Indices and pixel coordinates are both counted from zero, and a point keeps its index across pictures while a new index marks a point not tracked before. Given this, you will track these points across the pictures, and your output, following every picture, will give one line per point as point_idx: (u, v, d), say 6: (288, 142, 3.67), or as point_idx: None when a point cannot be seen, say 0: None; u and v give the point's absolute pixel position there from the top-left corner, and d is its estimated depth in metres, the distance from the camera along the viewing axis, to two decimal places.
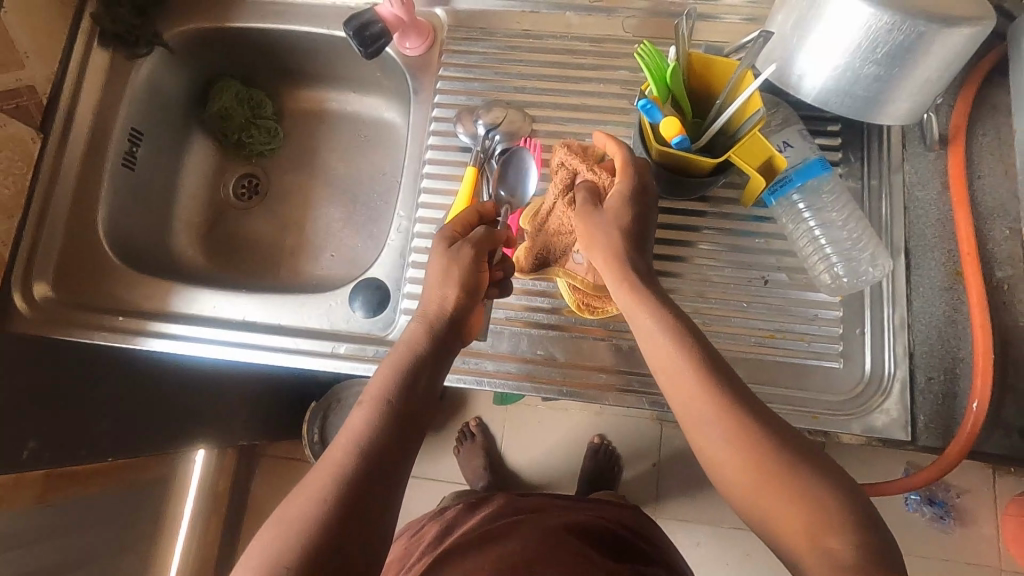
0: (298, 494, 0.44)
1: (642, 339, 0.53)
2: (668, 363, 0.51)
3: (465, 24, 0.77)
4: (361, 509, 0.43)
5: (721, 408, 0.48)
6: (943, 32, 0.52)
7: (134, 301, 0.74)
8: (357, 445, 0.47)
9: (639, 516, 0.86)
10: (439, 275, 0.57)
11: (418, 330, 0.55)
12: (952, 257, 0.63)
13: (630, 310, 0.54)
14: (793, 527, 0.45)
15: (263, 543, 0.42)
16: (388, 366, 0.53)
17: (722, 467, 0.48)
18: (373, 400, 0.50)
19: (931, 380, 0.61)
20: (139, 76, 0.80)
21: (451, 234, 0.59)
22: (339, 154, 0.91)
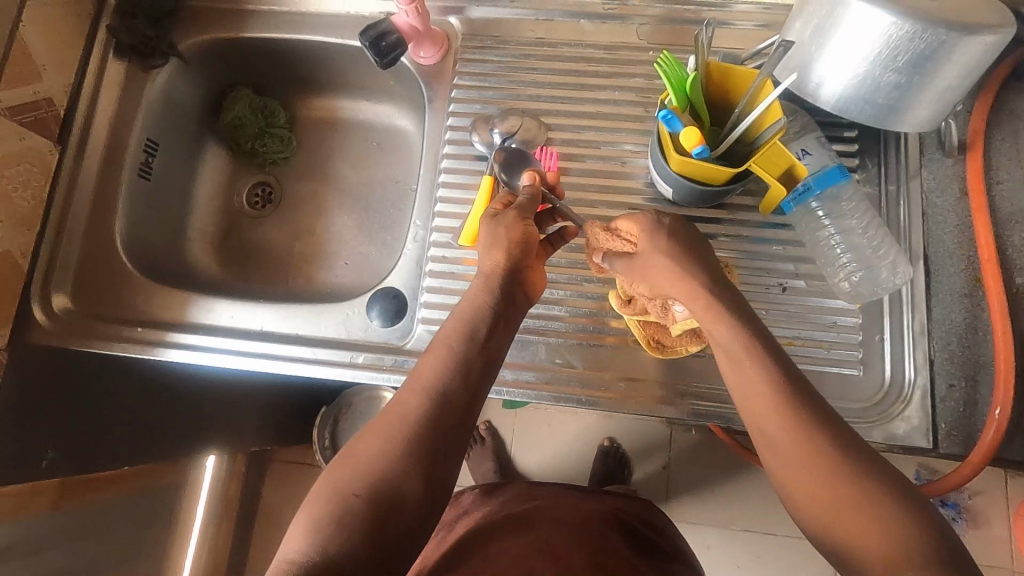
0: (366, 437, 0.49)
1: (733, 383, 0.51)
2: (751, 397, 0.49)
3: (478, 32, 0.77)
4: (427, 456, 0.47)
5: (794, 430, 0.47)
6: (965, 39, 0.51)
7: (152, 312, 0.74)
8: (426, 391, 0.50)
9: (651, 508, 0.86)
10: (490, 236, 0.59)
11: (481, 282, 0.58)
12: (972, 262, 0.63)
13: (716, 330, 0.52)
14: (845, 527, 0.44)
15: (335, 479, 0.47)
16: (456, 315, 0.56)
17: (795, 488, 0.46)
18: (440, 349, 0.53)
19: (952, 388, 0.61)
20: (154, 86, 0.80)
21: (490, 210, 0.62)
22: (352, 161, 0.91)
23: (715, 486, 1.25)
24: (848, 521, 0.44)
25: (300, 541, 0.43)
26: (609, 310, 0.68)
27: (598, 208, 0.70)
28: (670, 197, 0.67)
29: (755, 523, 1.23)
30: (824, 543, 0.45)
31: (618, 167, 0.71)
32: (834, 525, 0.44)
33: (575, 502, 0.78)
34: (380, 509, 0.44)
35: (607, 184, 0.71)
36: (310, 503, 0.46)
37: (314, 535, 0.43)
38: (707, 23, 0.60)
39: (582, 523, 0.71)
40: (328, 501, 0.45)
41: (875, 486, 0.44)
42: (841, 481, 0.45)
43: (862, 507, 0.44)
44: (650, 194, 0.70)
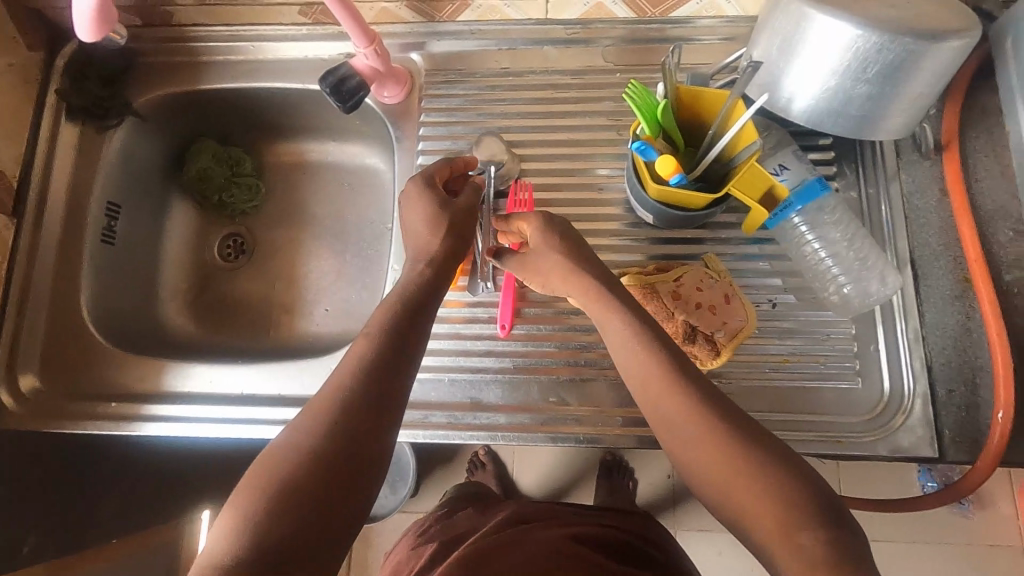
0: (299, 418, 0.45)
1: (619, 362, 0.53)
2: (642, 377, 0.50)
3: (442, 67, 0.75)
4: (362, 432, 0.44)
5: (676, 401, 0.48)
6: (933, 47, 0.51)
7: (124, 384, 0.71)
8: (358, 364, 0.47)
9: (650, 524, 0.84)
10: (417, 222, 0.58)
11: (414, 260, 0.56)
12: (959, 263, 0.62)
13: (604, 319, 0.54)
14: (753, 511, 0.43)
15: (265, 465, 0.43)
16: (391, 293, 0.53)
17: (693, 463, 0.46)
18: (371, 327, 0.50)
19: (951, 393, 0.60)
20: (111, 148, 0.77)
21: (432, 178, 0.59)
22: (324, 203, 0.89)
23: None
24: (739, 493, 0.43)
25: (222, 540, 0.39)
26: (600, 342, 0.66)
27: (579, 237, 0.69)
28: (652, 222, 0.66)
29: None
30: (729, 519, 0.45)
31: (596, 194, 0.70)
32: (730, 499, 0.44)
33: (574, 520, 0.76)
34: (309, 495, 0.41)
35: (586, 213, 0.69)
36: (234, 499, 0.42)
37: (240, 529, 0.39)
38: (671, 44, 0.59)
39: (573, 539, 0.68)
40: (249, 496, 0.41)
41: (756, 455, 0.44)
42: (733, 450, 0.45)
43: (746, 473, 0.44)
44: (631, 220, 0.69)
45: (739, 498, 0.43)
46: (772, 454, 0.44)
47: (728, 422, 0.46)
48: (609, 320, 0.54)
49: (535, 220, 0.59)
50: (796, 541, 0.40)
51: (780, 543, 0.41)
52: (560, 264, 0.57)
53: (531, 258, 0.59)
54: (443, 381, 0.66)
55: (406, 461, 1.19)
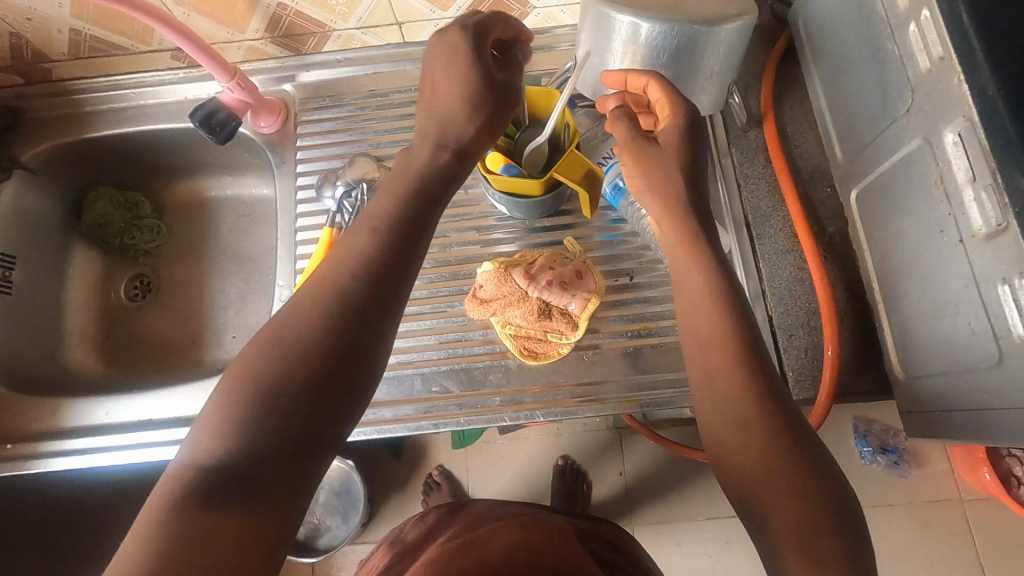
0: (280, 329, 0.42)
1: (680, 296, 0.50)
2: (705, 332, 0.47)
3: (314, 95, 0.81)
4: (341, 368, 0.42)
5: (738, 363, 0.45)
6: (710, 31, 0.58)
7: (25, 425, 0.72)
8: (343, 289, 0.44)
9: (620, 532, 0.85)
10: (443, 88, 0.51)
11: (434, 145, 0.51)
12: (787, 221, 0.69)
13: (681, 273, 0.50)
14: (779, 519, 0.40)
15: (245, 378, 0.41)
16: (381, 201, 0.48)
17: (722, 429, 0.45)
18: (361, 242, 0.46)
19: (792, 337, 0.65)
20: (2, 202, 0.80)
21: (480, 34, 0.51)
22: (227, 236, 0.93)
23: (669, 481, 1.27)
24: (766, 488, 0.41)
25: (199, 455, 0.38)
26: (476, 329, 0.70)
27: (450, 236, 0.74)
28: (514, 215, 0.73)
29: (715, 507, 1.26)
30: (736, 497, 0.44)
31: (463, 195, 0.75)
32: (750, 486, 0.42)
33: (534, 520, 0.78)
34: (290, 424, 0.40)
35: (456, 213, 0.74)
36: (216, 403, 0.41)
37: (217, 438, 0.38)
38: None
39: (517, 547, 0.68)
40: (229, 406, 0.40)
41: (796, 442, 0.42)
42: (779, 435, 0.42)
43: (786, 480, 0.41)
44: (498, 216, 0.74)
45: (763, 486, 0.41)
46: (815, 457, 0.42)
47: (775, 395, 0.44)
48: (693, 272, 0.49)
49: (676, 117, 0.53)
50: (811, 547, 0.39)
51: (795, 550, 0.39)
52: (665, 181, 0.52)
53: (650, 151, 0.53)
54: None
55: (356, 493, 1.19)
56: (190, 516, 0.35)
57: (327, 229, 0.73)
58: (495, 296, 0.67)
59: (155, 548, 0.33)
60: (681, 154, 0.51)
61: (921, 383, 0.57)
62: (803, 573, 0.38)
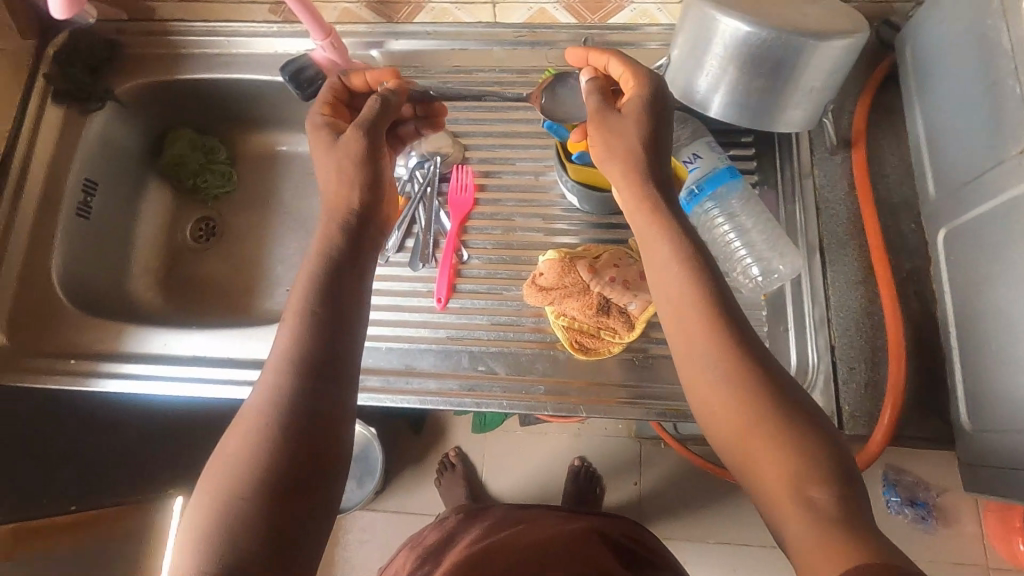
0: (264, 371, 0.46)
1: (655, 282, 0.51)
2: (677, 301, 0.48)
3: (399, 63, 0.82)
4: (323, 378, 0.45)
5: (710, 328, 0.46)
6: (818, 45, 0.56)
7: (87, 344, 0.76)
8: (304, 318, 0.47)
9: (635, 527, 0.86)
10: (331, 173, 0.55)
11: (334, 216, 0.53)
12: (864, 251, 0.67)
13: (649, 238, 0.51)
14: (770, 471, 0.41)
15: (247, 421, 0.44)
16: (307, 264, 0.51)
17: (709, 404, 0.45)
18: (296, 298, 0.48)
19: (852, 371, 0.64)
20: (92, 129, 0.83)
21: (326, 123, 0.58)
22: (293, 191, 0.95)
23: (685, 499, 1.26)
24: (755, 448, 0.42)
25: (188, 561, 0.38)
26: (529, 316, 0.70)
27: (516, 221, 0.74)
28: (583, 207, 0.73)
29: (729, 532, 1.24)
30: (733, 464, 0.44)
31: (534, 181, 0.75)
32: (742, 455, 0.43)
33: (559, 522, 0.79)
34: (301, 438, 0.43)
35: (524, 198, 0.74)
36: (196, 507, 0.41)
37: (238, 472, 0.41)
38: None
39: (558, 543, 0.70)
40: (241, 445, 0.42)
41: (767, 390, 0.44)
42: (756, 388, 0.44)
43: (768, 435, 0.42)
44: (565, 206, 0.74)
45: (748, 447, 0.43)
46: (790, 400, 0.44)
47: (740, 347, 0.45)
48: (663, 242, 0.50)
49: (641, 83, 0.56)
50: (806, 497, 0.40)
51: (789, 500, 0.40)
52: (629, 157, 0.53)
53: (614, 116, 0.55)
54: (382, 348, 0.70)
55: (375, 459, 1.21)
56: (232, 541, 0.38)
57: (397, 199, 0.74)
58: (556, 286, 0.67)
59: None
60: (645, 118, 0.54)
61: (991, 437, 0.55)
62: (801, 526, 0.39)
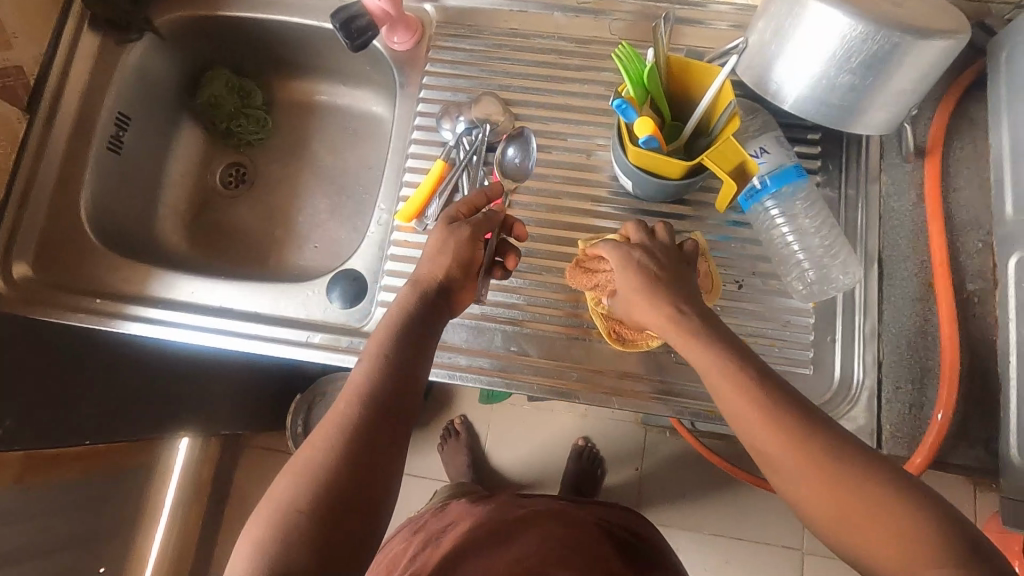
0: (336, 404, 0.49)
1: (717, 395, 0.51)
2: (725, 393, 0.50)
3: (453, 21, 0.77)
4: (385, 418, 0.48)
5: (771, 426, 0.48)
6: (916, 43, 0.52)
7: (113, 284, 0.75)
8: (377, 363, 0.51)
9: (640, 519, 0.84)
10: (430, 254, 0.59)
11: (414, 286, 0.58)
12: (925, 267, 0.64)
13: (686, 347, 0.53)
14: (878, 553, 0.43)
15: (315, 443, 0.47)
16: (383, 327, 0.55)
17: (799, 501, 0.47)
18: (370, 356, 0.52)
19: (898, 390, 0.61)
20: (129, 61, 0.80)
21: (456, 215, 0.61)
22: (327, 144, 0.91)
23: (685, 487, 1.24)
24: (850, 527, 0.44)
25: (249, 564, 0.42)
26: (566, 300, 0.68)
27: (562, 199, 0.71)
28: (632, 190, 0.68)
29: (727, 526, 1.22)
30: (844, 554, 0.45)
31: (584, 159, 0.72)
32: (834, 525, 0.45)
33: (563, 509, 0.78)
34: (358, 464, 0.46)
35: (573, 176, 0.71)
36: (253, 523, 0.45)
37: (301, 485, 0.45)
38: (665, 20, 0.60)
39: (569, 534, 0.69)
40: (307, 464, 0.46)
41: (835, 460, 0.46)
42: (836, 473, 0.45)
43: (868, 515, 0.43)
44: (613, 188, 0.71)
45: (846, 528, 0.44)
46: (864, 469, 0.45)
47: (807, 434, 0.47)
48: (692, 346, 0.53)
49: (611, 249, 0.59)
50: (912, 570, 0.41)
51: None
52: (661, 309, 0.55)
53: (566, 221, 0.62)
54: None
55: None
56: (291, 553, 0.42)
57: (440, 161, 0.70)
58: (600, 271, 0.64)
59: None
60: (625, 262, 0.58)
61: None
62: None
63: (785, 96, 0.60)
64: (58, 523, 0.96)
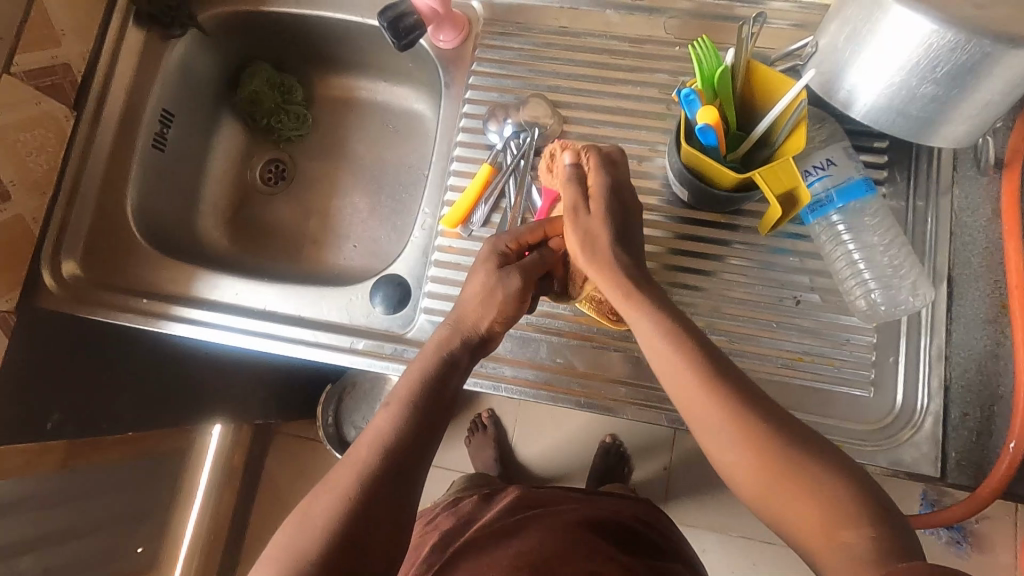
0: (354, 451, 0.49)
1: (650, 355, 0.52)
2: (662, 359, 0.51)
3: (501, 18, 0.75)
4: (402, 470, 0.48)
5: (707, 389, 0.48)
6: (1011, 53, 0.48)
7: (158, 283, 0.75)
8: (404, 414, 0.50)
9: (653, 510, 0.80)
10: (473, 297, 0.56)
11: (449, 331, 0.56)
12: (999, 287, 0.60)
13: (628, 314, 0.53)
14: (800, 520, 0.44)
15: (328, 492, 0.47)
16: (411, 373, 0.53)
17: (730, 467, 0.48)
18: (396, 405, 0.51)
19: (966, 417, 0.59)
20: (172, 57, 0.80)
21: (503, 251, 0.57)
22: (365, 141, 0.90)
23: (713, 487, 1.21)
24: (777, 491, 0.45)
25: None
26: None
27: None
28: (685, 198, 0.65)
29: (755, 529, 1.19)
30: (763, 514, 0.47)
31: (635, 165, 0.69)
32: (768, 504, 0.46)
33: (581, 503, 0.74)
34: (369, 518, 0.45)
35: None
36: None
37: (307, 532, 0.45)
38: (756, 22, 0.58)
39: (590, 536, 0.64)
40: (320, 513, 0.46)
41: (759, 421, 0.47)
42: (774, 454, 0.46)
43: (796, 483, 0.45)
44: (665, 195, 0.67)
45: (777, 496, 0.45)
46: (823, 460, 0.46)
47: (739, 402, 0.48)
48: (640, 314, 0.52)
49: (600, 228, 0.54)
50: (838, 540, 0.42)
51: (824, 541, 0.43)
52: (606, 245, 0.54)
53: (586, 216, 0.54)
54: None
55: None
56: None
57: (488, 166, 0.69)
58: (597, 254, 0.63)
59: None
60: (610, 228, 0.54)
61: None
62: (838, 564, 0.42)
63: (862, 106, 0.57)
64: (99, 508, 0.98)
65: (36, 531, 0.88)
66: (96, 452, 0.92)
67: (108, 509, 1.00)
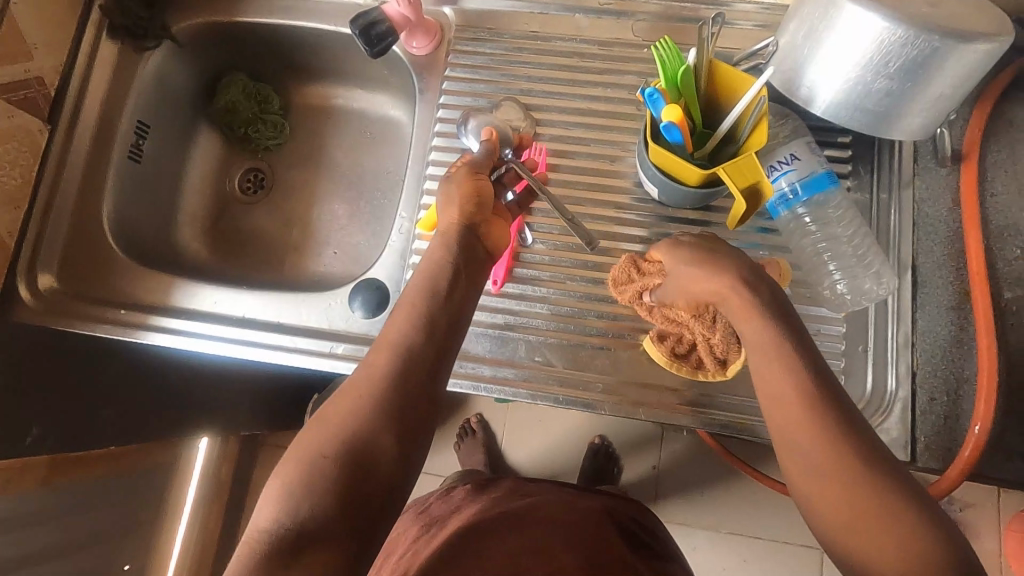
0: (371, 357, 0.51)
1: (758, 374, 0.50)
2: (775, 380, 0.48)
3: (473, 24, 0.76)
4: (418, 372, 0.50)
5: (815, 413, 0.46)
6: (958, 47, 0.50)
7: (137, 294, 0.75)
8: (417, 317, 0.52)
9: (647, 514, 0.80)
10: (448, 197, 0.59)
11: (446, 240, 0.57)
12: (961, 275, 0.63)
13: (744, 323, 0.51)
14: (876, 551, 0.42)
15: (351, 395, 0.49)
16: (416, 282, 0.55)
17: (815, 497, 0.45)
18: (405, 309, 0.53)
19: (932, 401, 0.60)
20: (146, 69, 0.80)
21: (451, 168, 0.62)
22: (344, 147, 0.91)
23: (701, 484, 1.22)
24: (858, 526, 0.43)
25: (277, 499, 0.44)
26: (591, 310, 0.67)
27: (584, 205, 0.69)
28: (657, 196, 0.67)
29: (744, 525, 1.20)
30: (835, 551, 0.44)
31: (607, 165, 0.70)
32: (847, 532, 0.43)
33: (570, 498, 0.74)
34: (392, 416, 0.47)
35: (596, 182, 0.70)
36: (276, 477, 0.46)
37: (331, 433, 0.46)
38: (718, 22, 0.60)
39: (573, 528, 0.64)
40: (344, 415, 0.47)
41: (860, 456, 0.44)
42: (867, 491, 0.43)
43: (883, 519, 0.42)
44: (638, 194, 0.69)
45: (857, 530, 0.43)
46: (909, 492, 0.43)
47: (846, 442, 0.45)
48: (755, 326, 0.50)
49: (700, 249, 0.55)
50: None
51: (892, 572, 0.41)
52: (717, 267, 0.53)
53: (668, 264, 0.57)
54: None
55: None
56: (316, 490, 0.44)
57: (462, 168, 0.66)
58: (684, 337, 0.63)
59: (292, 510, 0.43)
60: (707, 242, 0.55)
61: None
62: None
63: (823, 100, 0.59)
64: (82, 524, 0.97)
65: (19, 549, 0.87)
66: (79, 468, 0.91)
67: (93, 525, 0.99)
